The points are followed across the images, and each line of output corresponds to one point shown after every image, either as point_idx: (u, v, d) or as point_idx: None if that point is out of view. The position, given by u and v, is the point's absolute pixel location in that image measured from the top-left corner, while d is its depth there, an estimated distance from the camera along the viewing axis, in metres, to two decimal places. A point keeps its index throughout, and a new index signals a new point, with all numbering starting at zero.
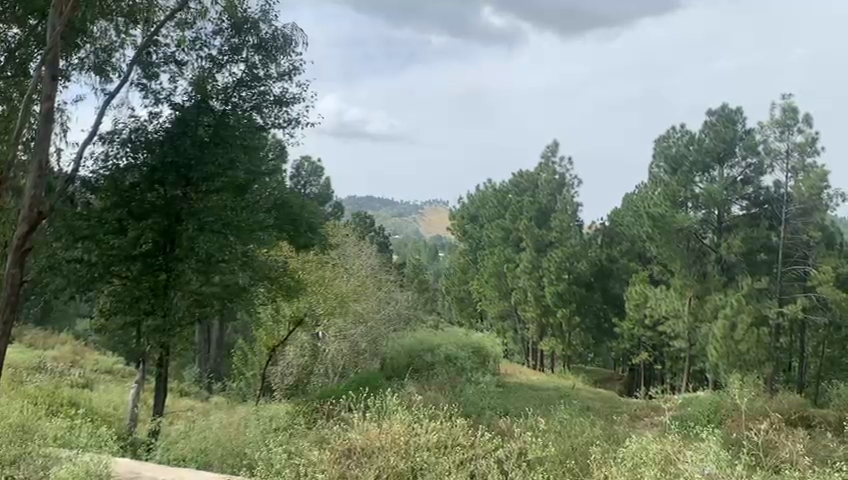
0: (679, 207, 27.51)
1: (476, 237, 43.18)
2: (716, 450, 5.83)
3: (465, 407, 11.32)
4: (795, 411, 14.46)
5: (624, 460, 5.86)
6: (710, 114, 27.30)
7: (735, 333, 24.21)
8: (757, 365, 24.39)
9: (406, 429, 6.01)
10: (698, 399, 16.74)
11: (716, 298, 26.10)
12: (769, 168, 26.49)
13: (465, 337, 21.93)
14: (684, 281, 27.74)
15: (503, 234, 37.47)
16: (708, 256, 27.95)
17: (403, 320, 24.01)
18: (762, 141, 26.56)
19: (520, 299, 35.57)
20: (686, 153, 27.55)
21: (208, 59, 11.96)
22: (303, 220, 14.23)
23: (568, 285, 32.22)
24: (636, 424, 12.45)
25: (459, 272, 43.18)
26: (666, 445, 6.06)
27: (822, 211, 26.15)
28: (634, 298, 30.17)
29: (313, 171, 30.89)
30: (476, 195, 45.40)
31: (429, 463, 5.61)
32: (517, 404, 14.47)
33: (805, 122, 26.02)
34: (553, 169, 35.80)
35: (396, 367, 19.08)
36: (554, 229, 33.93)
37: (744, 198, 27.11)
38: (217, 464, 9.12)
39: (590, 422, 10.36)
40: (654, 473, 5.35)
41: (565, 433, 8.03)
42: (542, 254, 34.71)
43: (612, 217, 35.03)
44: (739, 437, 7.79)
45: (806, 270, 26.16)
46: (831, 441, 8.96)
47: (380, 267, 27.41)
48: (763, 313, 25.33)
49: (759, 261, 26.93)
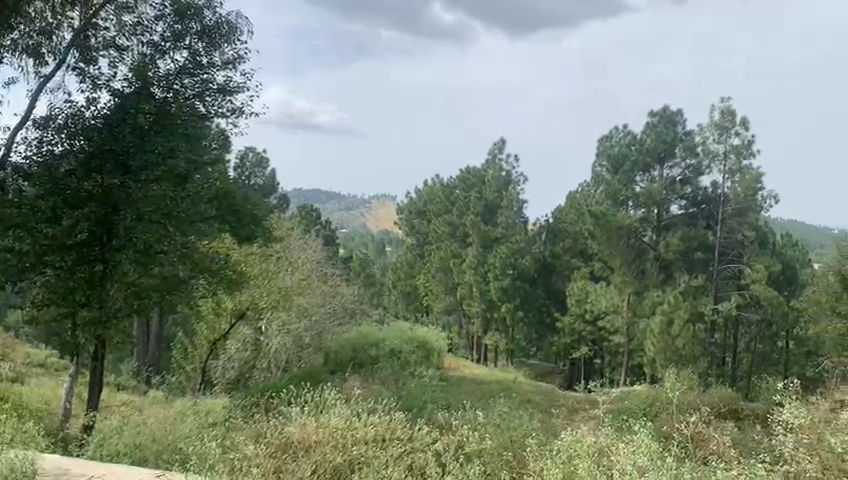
0: (620, 205, 28.15)
1: (423, 233, 43.23)
2: (650, 443, 5.97)
3: (406, 401, 11.36)
4: (725, 404, 15.01)
5: (558, 452, 6.00)
6: (651, 115, 28.01)
7: (672, 329, 24.97)
8: (691, 360, 25.16)
9: (344, 422, 6.04)
10: (635, 393, 17.19)
11: (654, 295, 26.78)
12: (707, 169, 27.34)
13: (409, 331, 21.95)
14: (624, 278, 28.40)
15: (449, 229, 37.67)
16: (648, 253, 28.45)
17: (348, 314, 24.01)
18: (701, 143, 27.40)
19: (465, 294, 35.79)
20: (628, 153, 28.16)
21: (149, 45, 11.63)
22: (246, 212, 13.97)
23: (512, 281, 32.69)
24: (574, 417, 12.73)
25: (405, 267, 43.19)
26: (601, 437, 6.19)
27: (756, 211, 27.12)
28: (575, 294, 30.79)
29: (258, 162, 30.42)
30: (423, 189, 45.36)
31: (366, 457, 5.63)
32: (459, 398, 14.61)
33: (742, 125, 26.93)
34: (499, 166, 36.02)
35: (339, 361, 18.93)
36: (500, 224, 34.27)
37: (683, 198, 27.88)
38: (153, 459, 8.90)
39: (529, 415, 10.52)
40: (588, 466, 5.50)
41: (503, 426, 8.14)
42: (488, 250, 34.99)
43: (556, 214, 35.52)
44: (671, 430, 8.03)
45: (740, 268, 27.22)
46: (757, 433, 9.33)
47: (326, 260, 27.22)
48: (699, 310, 26.15)
49: (696, 260, 27.89)
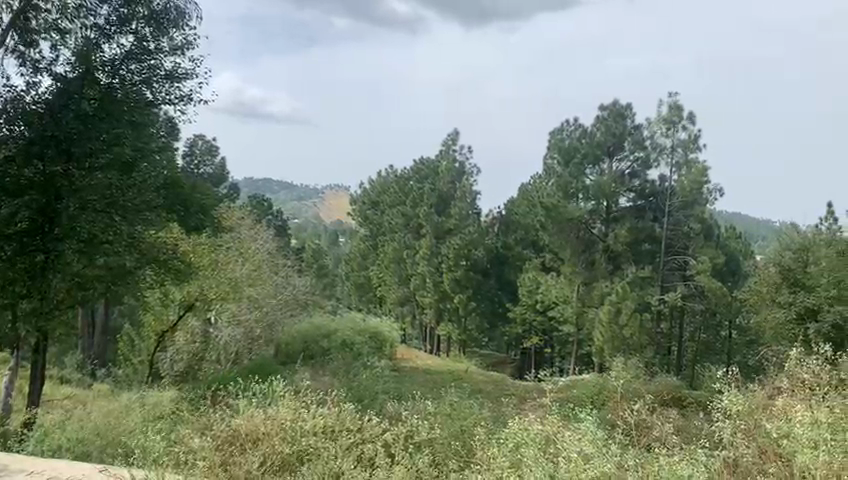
0: (570, 198, 28.55)
1: (376, 223, 43.10)
2: (596, 431, 6.09)
3: (358, 392, 11.36)
4: (668, 392, 15.46)
5: (506, 441, 6.11)
6: (602, 109, 28.39)
7: (620, 319, 25.48)
8: (639, 349, 25.74)
9: (292, 414, 6.01)
10: (584, 381, 17.54)
11: (603, 285, 27.32)
12: (655, 162, 28.01)
13: (361, 321, 21.90)
14: (574, 269, 28.95)
15: (403, 220, 37.57)
16: (597, 245, 29.07)
17: (301, 306, 24.25)
18: (650, 136, 27.98)
19: (419, 285, 35.89)
20: (578, 146, 28.45)
21: (94, 28, 11.29)
22: (194, 201, 13.74)
23: (465, 272, 33.07)
24: (524, 405, 12.95)
25: (358, 258, 42.99)
26: (547, 426, 6.27)
27: (702, 204, 27.78)
28: (526, 285, 31.18)
29: (208, 150, 29.83)
30: (376, 180, 45.10)
31: (315, 448, 5.62)
32: (412, 388, 14.68)
33: (689, 119, 27.56)
34: (453, 157, 36.03)
35: (290, 353, 18.82)
36: (453, 216, 34.35)
37: (631, 190, 28.22)
38: (96, 455, 8.64)
39: (480, 404, 10.65)
40: (534, 454, 5.62)
41: (452, 416, 8.24)
42: (440, 241, 35.09)
43: (508, 205, 35.81)
44: (615, 416, 8.23)
45: (685, 260, 27.98)
46: (698, 419, 9.64)
47: (277, 251, 26.92)
48: (646, 300, 26.87)
49: (643, 251, 28.49)
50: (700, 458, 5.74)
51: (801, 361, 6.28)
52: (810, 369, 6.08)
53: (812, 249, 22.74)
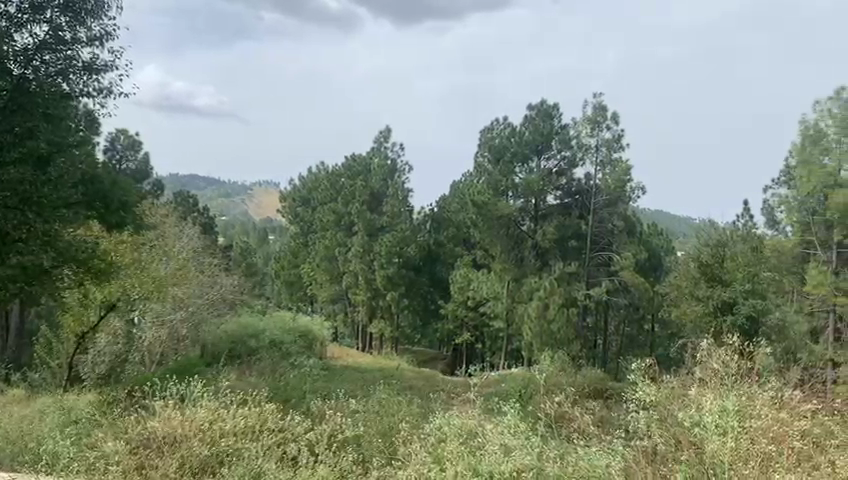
0: (500, 195, 28.92)
1: (307, 220, 42.60)
2: (518, 423, 6.23)
3: (285, 392, 11.25)
4: (592, 385, 15.92)
5: (430, 436, 6.25)
6: (530, 109, 28.89)
7: (549, 313, 26.01)
8: (566, 343, 26.32)
9: (212, 414, 5.89)
10: (513, 375, 17.87)
11: (531, 281, 27.76)
12: (581, 161, 28.76)
13: (291, 320, 21.61)
14: (504, 265, 29.47)
15: (335, 217, 37.19)
16: (526, 241, 29.45)
17: (227, 305, 24.02)
18: (575, 136, 28.68)
19: (351, 282, 35.67)
20: (508, 144, 28.74)
21: (4, 16, 10.69)
22: (115, 197, 13.26)
23: (397, 269, 33.04)
24: (453, 400, 13.10)
25: (289, 256, 42.44)
26: (471, 419, 6.40)
27: (625, 202, 28.55)
28: (458, 282, 31.44)
29: (130, 144, 28.75)
30: (307, 177, 44.55)
31: (236, 449, 5.63)
32: (342, 387, 14.61)
33: (612, 119, 28.40)
34: (385, 154, 35.91)
35: (217, 352, 18.57)
36: (386, 214, 34.28)
37: (558, 188, 29.06)
38: (7, 463, 8.22)
39: (409, 401, 10.71)
40: (456, 450, 5.76)
41: (381, 413, 8.33)
42: (373, 238, 34.96)
43: (440, 202, 35.97)
44: (539, 409, 8.44)
45: (610, 256, 28.75)
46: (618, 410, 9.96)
47: (204, 249, 26.25)
48: (573, 295, 27.60)
49: (570, 248, 29.20)
50: (611, 451, 6.01)
51: (712, 352, 6.51)
52: (721, 358, 6.32)
53: (728, 245, 23.64)
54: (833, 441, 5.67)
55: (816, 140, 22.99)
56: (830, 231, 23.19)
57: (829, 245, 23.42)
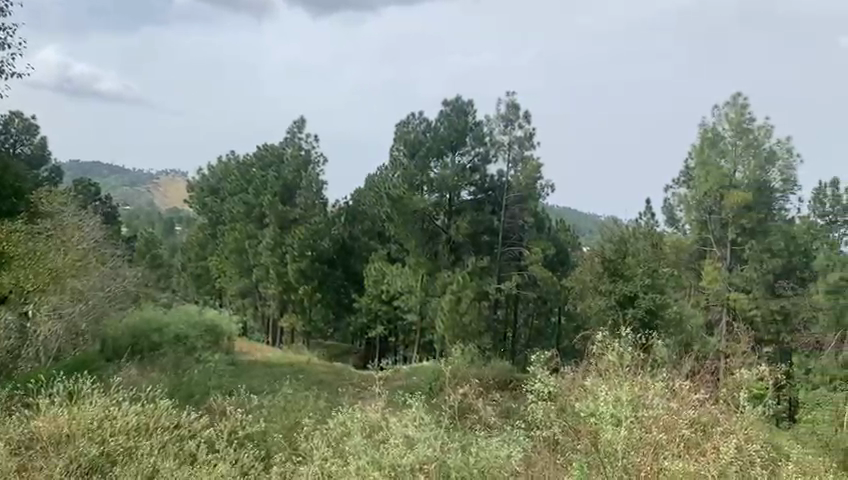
0: (415, 190, 29.00)
1: (216, 211, 41.30)
2: (423, 415, 6.28)
3: (187, 387, 10.97)
4: (498, 377, 16.18)
5: (331, 432, 6.20)
6: (445, 104, 29.18)
7: (461, 307, 26.30)
8: (477, 335, 26.69)
9: (101, 411, 5.97)
10: (423, 368, 17.94)
11: (445, 275, 28.16)
12: (494, 157, 29.30)
13: (196, 314, 20.93)
14: (419, 259, 29.44)
15: (245, 210, 36.22)
16: (440, 237, 29.85)
17: (129, 298, 23.03)
18: (489, 133, 29.23)
19: (261, 276, 34.78)
20: (424, 140, 29.05)
21: None
22: (6, 183, 12.43)
23: (310, 262, 32.47)
24: (362, 395, 12.97)
25: (196, 248, 41.09)
26: (374, 412, 6.36)
27: (535, 198, 29.57)
28: (372, 275, 31.17)
29: (25, 128, 27.09)
30: (216, 166, 43.16)
31: (128, 449, 5.82)
32: (249, 382, 14.29)
33: (525, 118, 29.00)
34: (299, 145, 35.41)
35: (117, 348, 17.82)
36: (300, 206, 34.02)
37: (472, 184, 29.33)
38: None
39: (313, 395, 10.53)
40: (361, 442, 5.80)
41: (286, 409, 8.34)
42: (286, 231, 34.30)
43: (354, 195, 35.71)
44: (448, 402, 8.59)
45: (521, 251, 29.30)
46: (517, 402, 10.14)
47: (105, 240, 25.07)
48: (485, 290, 28.03)
49: (482, 243, 29.54)
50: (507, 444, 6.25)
51: (609, 344, 6.70)
52: (617, 350, 6.53)
53: (629, 242, 24.34)
54: (719, 428, 5.94)
55: (713, 142, 24.08)
56: (725, 229, 24.89)
57: (724, 242, 25.02)
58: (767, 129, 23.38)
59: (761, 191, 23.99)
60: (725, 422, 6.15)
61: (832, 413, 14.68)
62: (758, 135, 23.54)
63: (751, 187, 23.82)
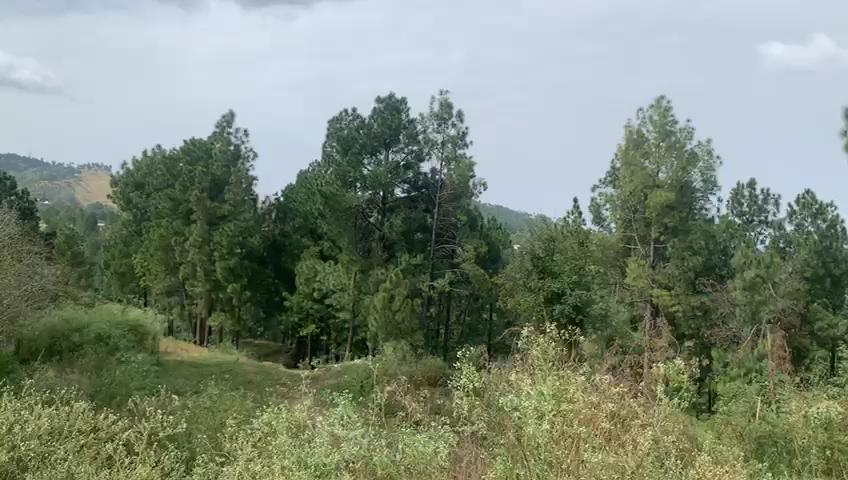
0: (348, 187, 28.68)
1: (142, 207, 40.03)
2: (349, 413, 6.30)
3: (108, 388, 10.64)
4: (428, 375, 16.26)
5: (256, 432, 6.16)
6: (378, 101, 29.15)
7: (394, 304, 26.23)
8: (410, 333, 26.69)
9: (13, 414, 5.84)
10: (354, 367, 17.85)
11: (377, 273, 28.05)
12: (427, 155, 29.46)
13: (119, 313, 20.25)
14: (351, 257, 28.98)
15: (171, 204, 34.46)
16: (373, 234, 30.03)
17: (47, 297, 22.06)
18: (422, 131, 29.35)
19: (188, 274, 33.36)
20: (356, 136, 28.66)
21: None
22: None
23: (239, 260, 31.83)
24: (291, 395, 12.79)
25: (119, 244, 39.66)
26: (300, 411, 6.34)
27: (467, 197, 29.81)
28: (304, 273, 30.77)
29: None
30: (141, 160, 41.84)
31: (42, 451, 5.65)
32: (175, 383, 13.94)
33: (458, 116, 29.23)
34: (228, 140, 34.79)
35: (33, 350, 17.08)
36: (228, 202, 33.15)
37: (405, 182, 29.54)
38: None
39: (239, 395, 10.36)
40: (288, 442, 5.78)
41: (212, 408, 8.38)
42: (213, 227, 33.58)
43: (285, 192, 35.30)
44: (386, 400, 8.84)
45: (453, 248, 29.56)
46: (442, 398, 10.24)
47: (21, 236, 23.94)
48: (417, 287, 28.24)
49: (415, 240, 29.93)
50: (433, 440, 6.32)
51: (533, 339, 6.87)
52: (541, 346, 6.67)
53: (557, 241, 24.29)
54: (636, 420, 6.13)
55: (638, 143, 24.73)
56: (648, 228, 25.86)
57: (647, 240, 26.04)
58: (688, 132, 24.24)
59: (682, 190, 24.85)
60: (643, 414, 6.32)
61: (747, 405, 15.32)
62: (679, 137, 24.30)
63: (674, 187, 24.54)
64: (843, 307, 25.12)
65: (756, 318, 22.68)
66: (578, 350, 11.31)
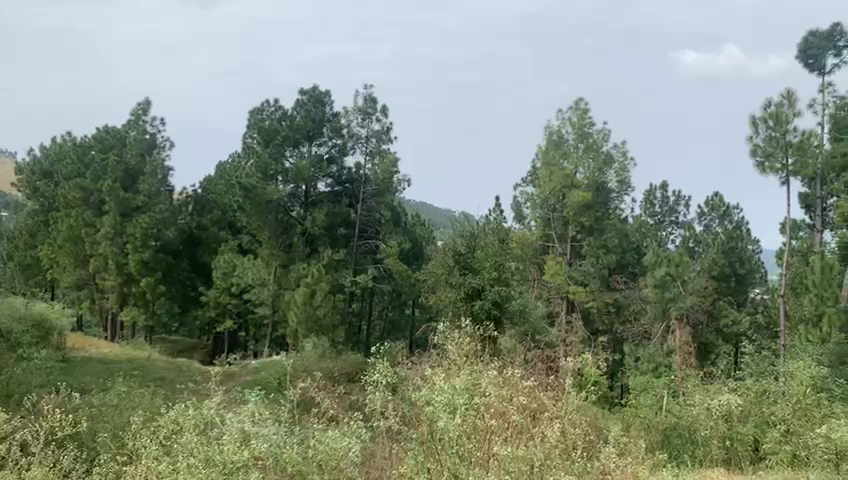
0: (269, 179, 27.92)
1: (50, 196, 38.22)
2: (259, 409, 6.17)
3: (4, 386, 10.07)
4: (346, 370, 16.19)
5: (161, 430, 5.94)
6: (302, 93, 28.87)
7: (315, 300, 25.96)
8: (331, 329, 26.43)
9: None
10: (272, 362, 17.54)
11: (299, 268, 27.65)
12: (351, 150, 29.44)
13: (21, 308, 19.15)
14: (272, 251, 28.92)
15: (81, 194, 33.01)
16: (295, 228, 29.37)
17: None
18: (347, 125, 29.27)
19: (99, 267, 32.10)
20: (278, 128, 28.20)
21: None
22: None
23: (154, 253, 30.73)
24: (201, 391, 12.45)
25: (24, 235, 37.72)
26: (208, 408, 6.18)
27: (392, 192, 29.86)
28: (222, 266, 29.89)
29: None
30: (50, 147, 40.03)
31: None
32: (80, 381, 13.39)
33: (383, 111, 29.16)
34: (144, 129, 33.59)
35: None
36: (142, 193, 31.97)
37: (329, 176, 29.28)
38: None
39: (148, 392, 10.04)
40: (195, 440, 5.59)
41: (119, 406, 8.16)
42: (126, 219, 31.91)
43: (204, 183, 34.53)
44: (307, 392, 8.94)
45: (377, 244, 29.70)
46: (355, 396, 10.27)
47: None
48: (340, 282, 27.94)
49: (339, 235, 29.59)
50: (346, 435, 6.23)
51: (449, 335, 6.94)
52: (456, 342, 6.75)
53: (478, 237, 24.76)
54: (547, 413, 6.23)
55: (557, 144, 25.27)
56: (566, 226, 26.69)
57: (565, 238, 26.87)
58: (605, 134, 24.96)
59: (598, 191, 25.68)
60: (553, 408, 6.44)
61: (655, 398, 15.97)
62: (596, 139, 24.98)
63: (591, 187, 25.32)
64: (746, 304, 26.45)
65: (665, 314, 23.90)
66: (492, 345, 11.57)
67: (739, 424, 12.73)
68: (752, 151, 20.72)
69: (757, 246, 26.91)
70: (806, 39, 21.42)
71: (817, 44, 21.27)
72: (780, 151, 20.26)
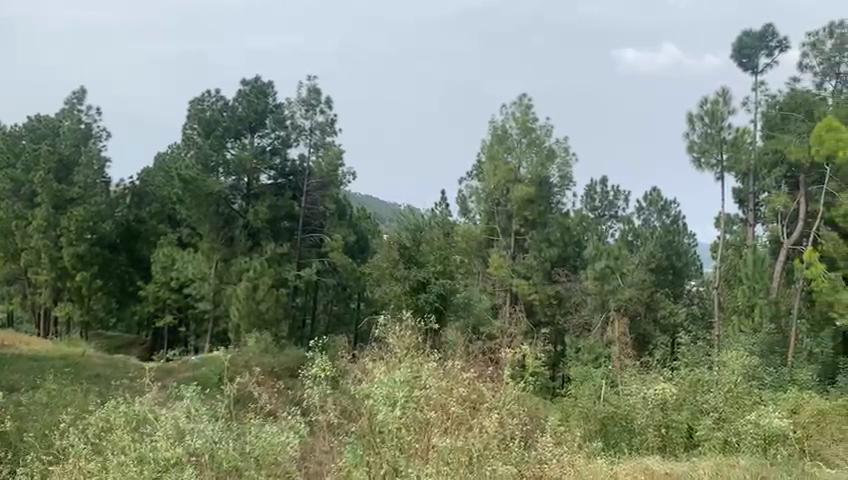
0: (210, 172, 27.83)
1: None
2: (195, 405, 6.05)
3: None
4: (288, 364, 16.12)
5: (93, 428, 5.78)
6: (244, 84, 28.30)
7: (257, 294, 25.66)
8: (274, 323, 26.09)
9: None
10: (212, 358, 17.28)
11: (241, 261, 27.21)
12: (295, 142, 28.76)
13: None
14: (212, 244, 28.52)
15: (12, 186, 31.79)
16: (236, 221, 28.83)
17: None
18: (290, 116, 28.67)
19: (32, 261, 31.00)
20: (219, 119, 27.88)
21: None
22: None
23: (89, 247, 29.84)
24: (137, 388, 12.25)
25: None
26: (140, 403, 6.03)
27: (337, 185, 29.41)
28: (161, 260, 29.38)
29: None
30: None
31: None
32: (10, 378, 12.97)
33: (326, 103, 28.87)
34: (78, 118, 32.48)
35: None
36: (77, 185, 30.93)
37: (271, 168, 28.75)
38: None
39: (81, 389, 9.79)
40: (128, 438, 5.46)
41: (50, 404, 7.94)
42: (59, 211, 30.75)
43: (142, 175, 33.44)
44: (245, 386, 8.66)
45: (321, 237, 29.28)
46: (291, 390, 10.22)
47: None
48: (284, 276, 27.64)
49: (282, 229, 29.17)
50: (281, 429, 6.17)
51: (390, 328, 6.92)
52: (396, 334, 6.75)
53: (424, 230, 24.66)
54: (485, 404, 6.27)
55: (502, 139, 25.45)
56: (510, 221, 26.81)
57: (509, 233, 26.91)
58: (548, 129, 25.27)
59: (541, 185, 25.87)
60: (491, 398, 6.50)
61: (594, 387, 16.38)
62: (540, 134, 25.27)
63: (534, 182, 25.67)
64: (682, 296, 27.28)
65: (605, 306, 24.87)
66: (435, 338, 11.62)
67: (673, 413, 12.92)
68: (689, 147, 21.35)
69: (692, 239, 27.68)
70: (741, 39, 22.18)
71: (750, 45, 22.07)
72: (714, 148, 20.95)
